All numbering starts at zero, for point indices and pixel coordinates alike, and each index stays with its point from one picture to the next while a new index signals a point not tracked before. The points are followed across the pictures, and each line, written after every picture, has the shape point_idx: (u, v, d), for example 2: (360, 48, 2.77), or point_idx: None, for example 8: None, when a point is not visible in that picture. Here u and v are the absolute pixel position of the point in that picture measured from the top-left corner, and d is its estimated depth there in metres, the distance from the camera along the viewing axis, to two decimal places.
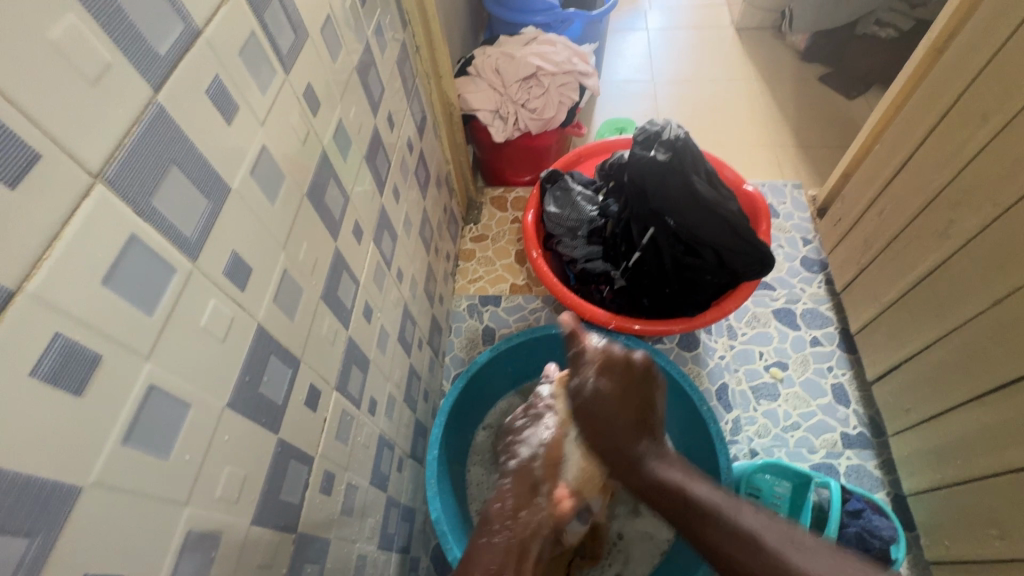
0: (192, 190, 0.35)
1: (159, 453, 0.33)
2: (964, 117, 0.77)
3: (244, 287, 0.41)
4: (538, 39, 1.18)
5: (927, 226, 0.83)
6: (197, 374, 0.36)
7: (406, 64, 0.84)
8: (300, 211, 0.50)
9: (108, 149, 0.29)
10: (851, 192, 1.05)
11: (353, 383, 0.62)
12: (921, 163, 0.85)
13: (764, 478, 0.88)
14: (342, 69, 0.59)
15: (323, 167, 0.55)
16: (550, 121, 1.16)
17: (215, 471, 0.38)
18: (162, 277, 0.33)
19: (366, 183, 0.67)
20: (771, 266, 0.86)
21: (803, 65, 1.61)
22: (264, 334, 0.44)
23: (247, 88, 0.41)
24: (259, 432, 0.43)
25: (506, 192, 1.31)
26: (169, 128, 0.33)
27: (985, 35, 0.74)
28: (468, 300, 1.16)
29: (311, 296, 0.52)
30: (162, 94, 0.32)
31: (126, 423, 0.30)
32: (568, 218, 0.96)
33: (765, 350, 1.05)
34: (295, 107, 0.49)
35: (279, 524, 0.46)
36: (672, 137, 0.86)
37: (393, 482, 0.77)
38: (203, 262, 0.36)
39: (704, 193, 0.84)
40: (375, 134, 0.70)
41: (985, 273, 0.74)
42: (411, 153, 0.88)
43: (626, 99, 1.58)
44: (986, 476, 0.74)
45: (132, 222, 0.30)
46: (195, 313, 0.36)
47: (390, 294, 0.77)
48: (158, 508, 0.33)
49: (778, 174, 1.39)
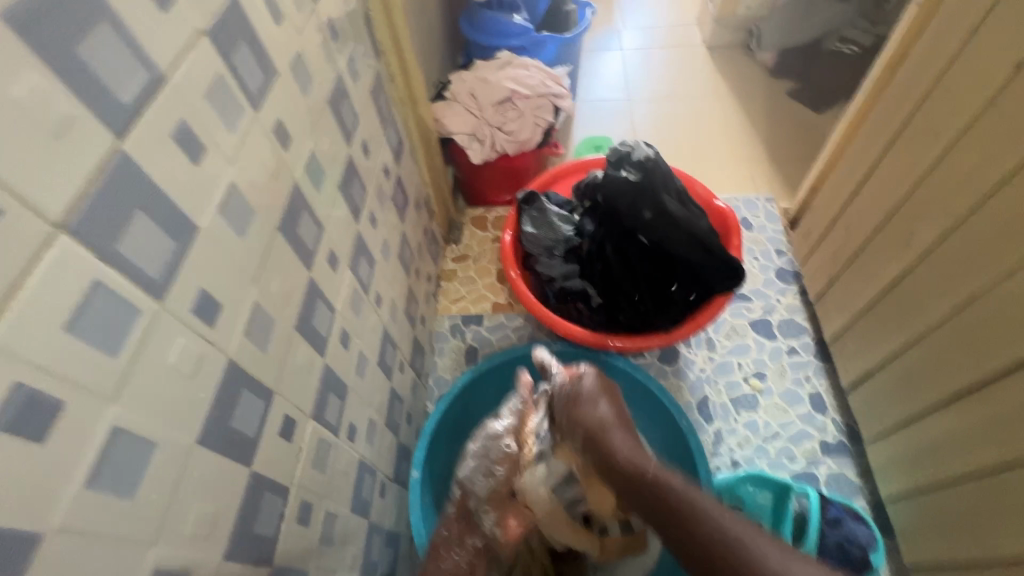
0: (159, 233, 0.36)
1: (125, 494, 0.33)
2: (918, 133, 0.80)
3: (214, 324, 0.42)
4: (512, 63, 1.22)
5: (891, 238, 0.86)
6: (163, 414, 0.36)
7: (381, 91, 0.86)
8: (270, 244, 0.51)
9: (72, 199, 0.30)
10: (819, 206, 1.08)
11: (330, 410, 0.62)
12: (881, 177, 0.88)
13: (747, 490, 0.89)
14: (314, 102, 0.61)
15: (295, 198, 0.56)
16: (527, 142, 1.18)
17: (185, 508, 0.38)
18: (128, 321, 0.33)
19: (342, 211, 0.68)
20: (743, 280, 0.87)
21: (772, 80, 1.67)
22: (234, 368, 0.44)
23: (215, 127, 0.42)
24: (229, 466, 0.43)
25: (486, 211, 1.33)
26: (134, 173, 0.34)
27: (934, 55, 0.77)
28: (450, 320, 1.17)
29: (286, 326, 0.53)
30: (128, 142, 0.33)
31: (91, 465, 0.31)
32: (545, 238, 0.97)
33: (743, 361, 1.07)
34: (265, 142, 0.50)
35: (254, 558, 0.46)
36: (642, 157, 0.88)
37: (376, 508, 0.77)
38: (170, 302, 0.37)
39: (675, 211, 0.86)
40: (350, 162, 0.72)
41: (946, 282, 0.76)
42: (389, 178, 0.89)
43: (603, 118, 1.62)
44: (957, 480, 0.76)
45: (96, 268, 0.31)
46: (161, 352, 0.36)
47: (369, 318, 0.77)
48: (123, 548, 0.33)
49: (752, 187, 1.43)
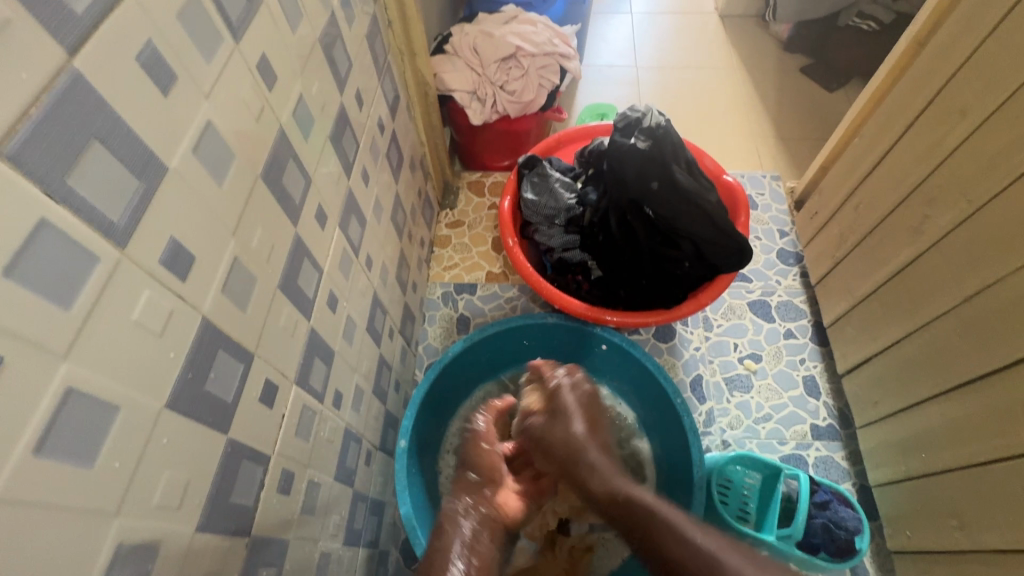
0: (120, 169, 0.32)
1: (81, 463, 0.30)
2: (942, 113, 0.77)
3: (186, 277, 0.38)
4: (518, 18, 1.15)
5: (903, 222, 0.83)
6: (125, 373, 0.33)
7: (377, 38, 0.79)
8: (253, 194, 0.46)
9: (10, 120, 0.25)
10: (828, 185, 1.05)
11: (315, 376, 0.59)
12: (898, 159, 0.85)
13: (736, 469, 0.88)
14: (304, 41, 0.55)
15: (280, 146, 0.51)
16: (530, 105, 1.12)
17: (152, 478, 0.35)
18: (81, 269, 0.29)
19: (331, 165, 0.64)
20: (749, 259, 0.85)
21: (784, 55, 1.60)
22: (210, 327, 0.40)
23: (188, 53, 0.37)
24: (204, 431, 0.40)
25: (483, 176, 1.28)
26: (89, 98, 0.29)
27: (967, 30, 0.73)
28: (442, 287, 1.14)
29: (268, 285, 0.49)
30: (81, 61, 0.28)
31: (38, 429, 0.27)
32: (546, 206, 0.93)
33: (739, 342, 1.05)
34: (247, 79, 0.45)
35: (230, 528, 0.44)
36: (653, 125, 0.84)
37: (360, 476, 0.75)
38: (134, 250, 0.33)
39: (684, 183, 0.82)
40: (342, 112, 0.66)
41: (958, 270, 0.74)
42: (383, 134, 0.84)
43: (609, 85, 1.55)
44: (951, 469, 0.76)
45: (42, 204, 0.27)
46: (125, 307, 0.32)
47: (358, 282, 0.73)
48: (80, 521, 0.30)
49: (757, 165, 1.39)
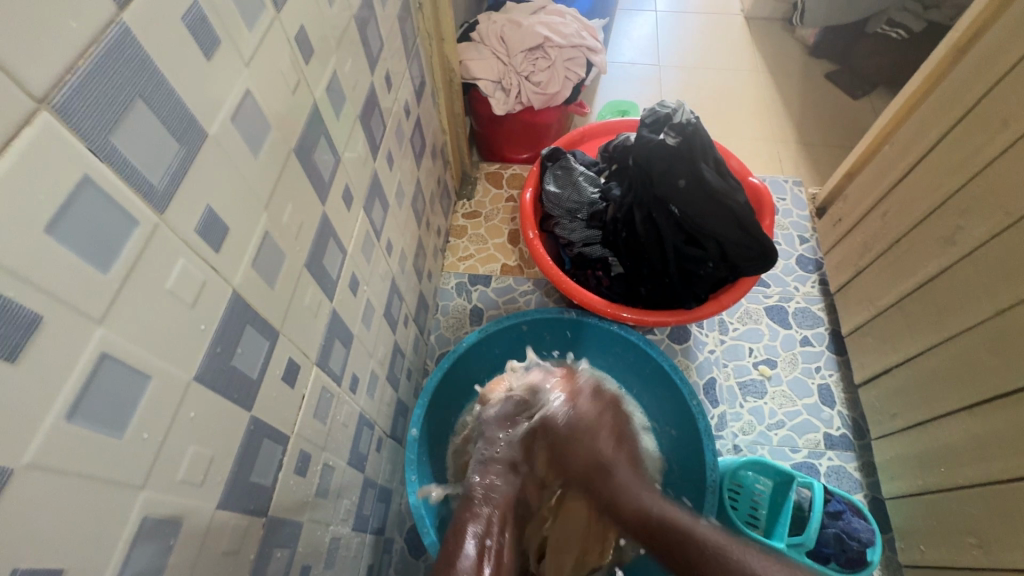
0: (160, 131, 0.30)
1: (111, 432, 0.29)
2: (982, 123, 0.75)
3: (219, 249, 0.37)
4: (546, 9, 1.13)
5: (933, 232, 0.82)
6: (157, 342, 0.32)
7: (407, 20, 0.78)
8: (285, 169, 0.45)
9: (59, 71, 0.24)
10: (855, 193, 1.03)
11: (335, 358, 0.58)
12: (931, 168, 0.83)
13: (747, 475, 0.87)
14: (339, 17, 0.54)
15: (312, 123, 0.50)
16: (554, 97, 1.10)
17: (178, 451, 0.34)
18: (119, 231, 0.28)
19: (359, 147, 0.62)
20: (775, 262, 0.83)
21: (810, 60, 1.58)
22: (239, 302, 0.39)
23: (231, 19, 0.36)
24: (229, 408, 0.39)
25: (502, 168, 1.27)
26: (135, 55, 0.28)
27: (1011, 41, 0.71)
28: (457, 278, 1.13)
29: (295, 262, 0.48)
30: (129, 15, 0.27)
31: (71, 395, 0.26)
32: (568, 199, 0.92)
33: (755, 347, 1.04)
34: (285, 51, 0.43)
35: (249, 508, 0.43)
36: (683, 121, 0.83)
37: (371, 462, 0.74)
38: (171, 217, 0.32)
39: (712, 181, 0.81)
40: (371, 93, 0.65)
41: (990, 283, 0.73)
42: (408, 119, 0.82)
43: (630, 82, 1.53)
44: (971, 486, 0.74)
45: (84, 161, 0.26)
46: (160, 274, 0.31)
47: (378, 266, 0.72)
48: (107, 492, 0.29)
49: (778, 170, 1.37)
